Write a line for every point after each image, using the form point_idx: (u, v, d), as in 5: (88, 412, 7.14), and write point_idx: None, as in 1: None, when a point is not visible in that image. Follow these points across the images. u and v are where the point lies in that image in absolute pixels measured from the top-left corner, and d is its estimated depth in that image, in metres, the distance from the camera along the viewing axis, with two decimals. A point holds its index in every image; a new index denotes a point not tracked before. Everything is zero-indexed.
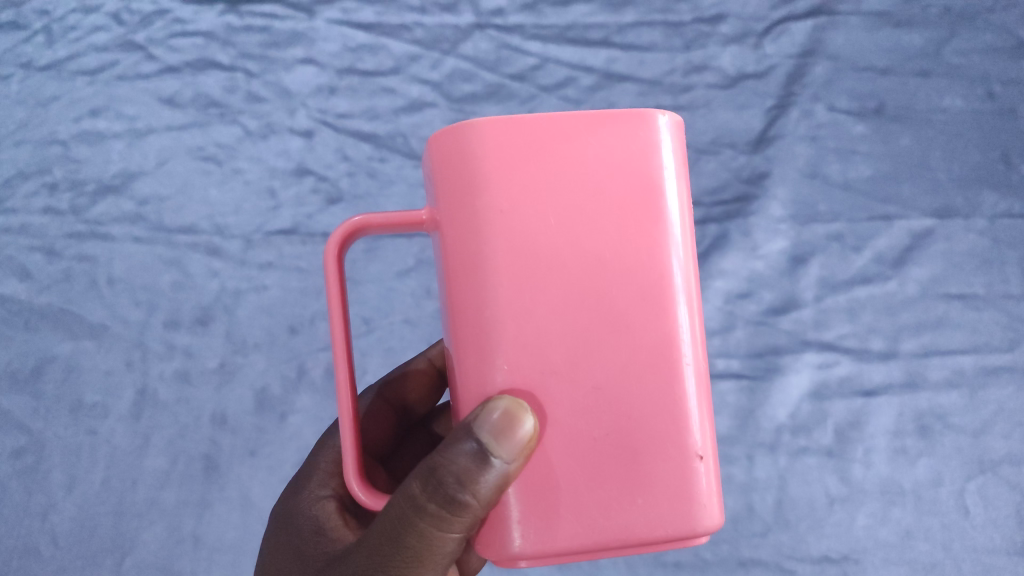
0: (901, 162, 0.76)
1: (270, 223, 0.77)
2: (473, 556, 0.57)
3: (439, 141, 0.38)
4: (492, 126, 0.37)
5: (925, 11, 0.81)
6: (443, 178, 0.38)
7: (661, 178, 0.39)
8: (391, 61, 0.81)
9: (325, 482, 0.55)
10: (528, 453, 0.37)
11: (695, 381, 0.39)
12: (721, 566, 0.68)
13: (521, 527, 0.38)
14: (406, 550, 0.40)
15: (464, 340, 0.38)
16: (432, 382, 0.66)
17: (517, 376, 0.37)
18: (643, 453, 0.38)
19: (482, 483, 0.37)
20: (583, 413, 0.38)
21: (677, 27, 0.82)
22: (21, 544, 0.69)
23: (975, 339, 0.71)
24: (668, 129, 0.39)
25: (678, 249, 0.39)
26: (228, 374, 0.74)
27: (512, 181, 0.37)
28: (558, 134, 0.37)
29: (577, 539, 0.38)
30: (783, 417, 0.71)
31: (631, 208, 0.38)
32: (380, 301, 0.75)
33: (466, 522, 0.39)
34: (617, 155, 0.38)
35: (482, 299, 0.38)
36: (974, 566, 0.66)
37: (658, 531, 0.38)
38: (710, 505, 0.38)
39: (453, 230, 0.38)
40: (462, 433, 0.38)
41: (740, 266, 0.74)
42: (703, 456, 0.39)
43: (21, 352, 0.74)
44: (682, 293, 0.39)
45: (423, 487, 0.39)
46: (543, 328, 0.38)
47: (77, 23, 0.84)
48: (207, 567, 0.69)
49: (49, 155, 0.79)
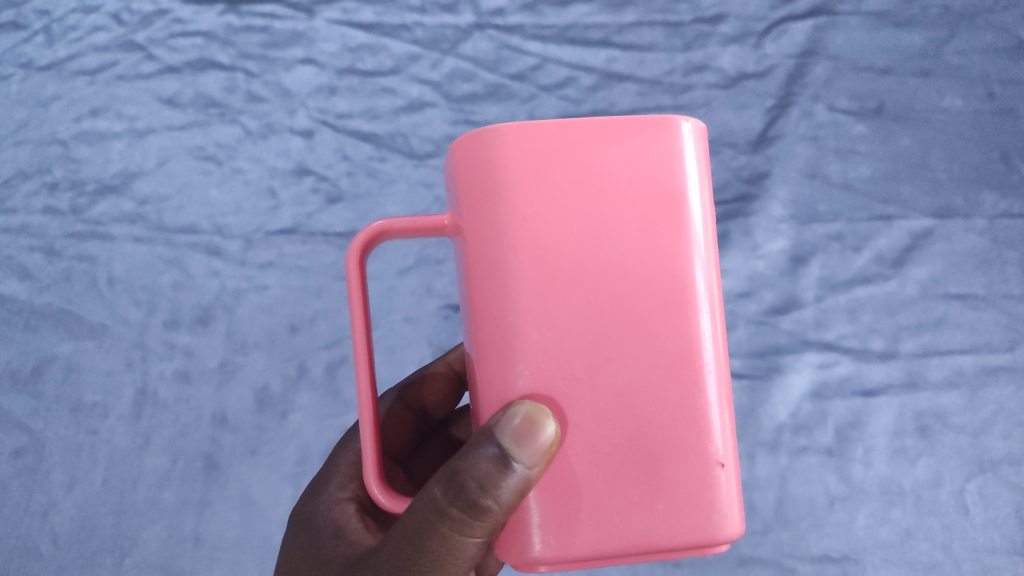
0: (901, 162, 0.76)
1: (270, 223, 0.77)
2: (491, 561, 0.58)
3: (461, 147, 0.38)
4: (514, 132, 0.37)
5: (925, 11, 0.82)
6: (465, 184, 0.38)
7: (683, 185, 0.39)
8: (391, 61, 0.81)
9: (344, 484, 0.55)
10: (549, 457, 0.37)
11: (717, 388, 0.39)
12: (721, 564, 0.68)
13: (541, 532, 0.38)
14: (427, 554, 0.40)
15: (485, 346, 0.38)
16: (450, 386, 0.66)
17: (539, 382, 0.37)
18: (663, 460, 0.38)
19: (505, 488, 0.37)
20: (604, 419, 0.38)
21: (677, 26, 0.82)
22: (21, 545, 0.69)
23: (975, 338, 0.71)
24: (691, 136, 0.39)
25: (700, 255, 0.39)
26: (229, 374, 0.74)
27: (534, 188, 0.37)
28: (581, 140, 0.38)
29: (597, 545, 0.38)
30: (783, 417, 0.71)
31: (653, 215, 0.38)
32: (380, 300, 0.75)
33: (488, 526, 0.38)
34: (640, 162, 0.38)
35: (503, 306, 0.38)
36: (974, 566, 0.66)
37: (678, 537, 0.38)
38: (731, 512, 0.38)
39: (475, 236, 0.38)
40: (484, 437, 0.38)
41: (740, 266, 0.74)
42: (724, 463, 0.39)
43: (21, 352, 0.74)
44: (704, 300, 0.39)
45: (445, 492, 0.39)
46: (565, 334, 0.38)
47: (77, 23, 0.83)
48: (207, 566, 0.69)
49: (49, 155, 0.79)
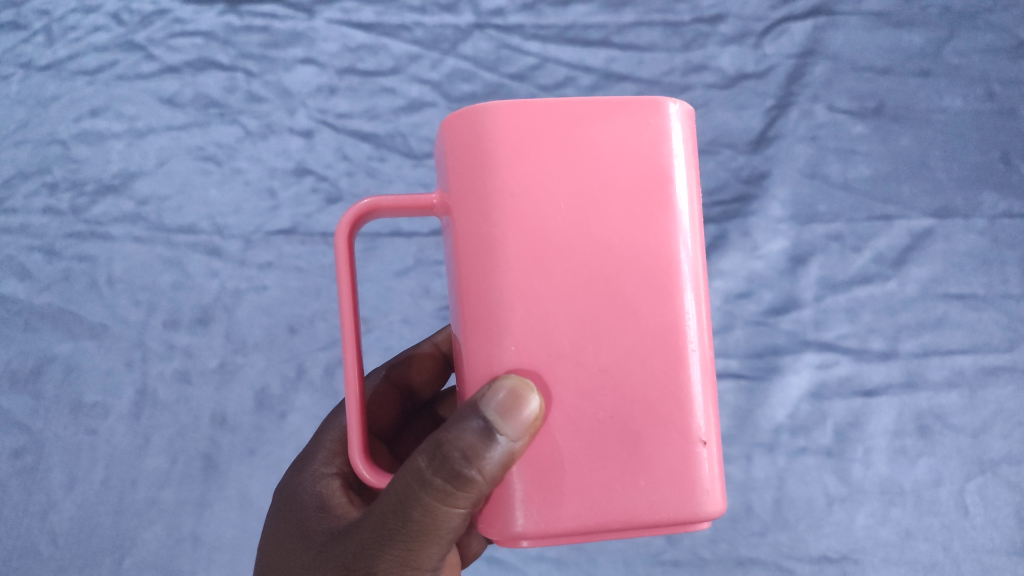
0: (901, 162, 0.76)
1: (269, 223, 0.77)
2: (473, 541, 0.59)
3: (452, 124, 0.38)
4: (505, 109, 0.37)
5: (925, 10, 0.82)
6: (455, 160, 0.38)
7: (671, 165, 0.39)
8: (391, 61, 0.81)
9: (330, 460, 0.55)
10: (533, 431, 0.37)
11: (700, 367, 0.39)
12: (720, 565, 0.68)
13: (524, 507, 0.38)
14: (411, 524, 0.40)
15: (473, 322, 0.38)
16: (438, 365, 0.66)
17: (525, 357, 0.38)
18: (646, 436, 0.38)
19: (488, 459, 0.37)
20: (589, 396, 0.38)
21: (677, 26, 0.82)
22: (21, 544, 0.69)
23: (975, 338, 0.71)
24: (679, 117, 0.39)
25: (686, 236, 0.39)
26: (228, 374, 0.74)
27: (523, 165, 0.37)
28: (569, 118, 0.38)
29: (580, 520, 0.38)
30: (782, 417, 0.71)
31: (640, 194, 0.38)
32: (378, 301, 0.75)
33: (471, 497, 0.38)
34: (628, 142, 0.38)
35: (491, 282, 0.38)
36: (974, 566, 0.66)
37: (660, 514, 0.38)
38: (712, 490, 0.38)
39: (463, 213, 0.38)
40: (469, 410, 0.38)
41: (739, 266, 0.74)
42: (707, 441, 0.39)
43: (21, 351, 0.74)
44: (689, 280, 0.39)
45: (429, 462, 0.39)
46: (552, 311, 0.38)
47: (77, 23, 0.84)
48: (206, 566, 0.69)
49: (50, 155, 0.79)
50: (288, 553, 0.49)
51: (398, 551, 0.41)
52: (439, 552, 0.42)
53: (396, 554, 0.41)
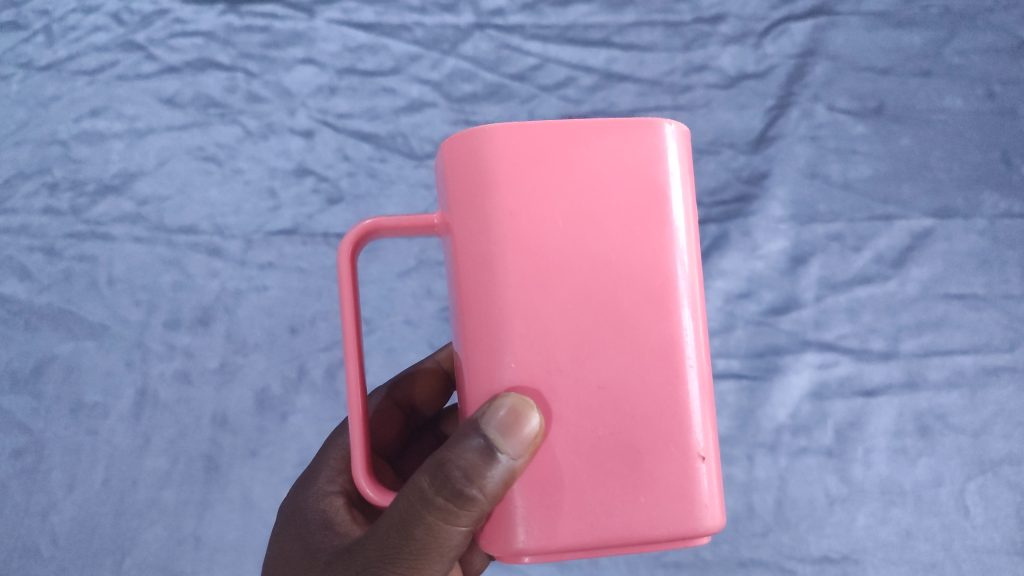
0: (901, 162, 0.76)
1: (270, 223, 0.77)
2: (477, 558, 0.58)
3: (451, 145, 0.38)
4: (502, 129, 0.37)
5: (925, 10, 0.82)
6: (454, 179, 0.38)
7: (666, 183, 0.39)
8: (391, 61, 0.81)
9: (333, 478, 0.54)
10: (534, 449, 0.37)
11: (698, 383, 0.39)
12: (721, 566, 0.68)
13: (525, 523, 0.37)
14: (414, 542, 0.40)
15: (474, 338, 0.38)
16: (439, 384, 0.65)
17: (524, 374, 0.37)
18: (644, 452, 0.38)
19: (489, 478, 0.37)
20: (588, 412, 0.38)
21: (677, 26, 0.82)
22: (21, 545, 0.69)
23: (975, 338, 0.71)
24: (675, 136, 0.39)
25: (682, 253, 0.39)
26: (228, 374, 0.74)
27: (521, 184, 0.37)
28: (566, 138, 0.38)
29: (580, 536, 0.37)
30: (783, 417, 0.71)
31: (637, 213, 0.38)
32: (379, 302, 0.75)
33: (472, 515, 0.38)
34: (624, 160, 0.38)
35: (491, 299, 0.38)
36: (974, 566, 0.66)
37: (659, 529, 0.38)
38: (711, 505, 0.38)
39: (463, 231, 0.38)
40: (470, 429, 0.38)
41: (740, 267, 0.75)
42: (705, 456, 0.39)
43: (21, 352, 0.74)
44: (686, 297, 0.39)
45: (431, 481, 0.39)
46: (551, 328, 0.38)
47: (77, 23, 0.83)
48: (207, 567, 0.69)
49: (49, 155, 0.79)
50: (292, 570, 0.49)
51: (400, 569, 0.41)
52: (441, 569, 0.42)
53: (399, 571, 0.41)
